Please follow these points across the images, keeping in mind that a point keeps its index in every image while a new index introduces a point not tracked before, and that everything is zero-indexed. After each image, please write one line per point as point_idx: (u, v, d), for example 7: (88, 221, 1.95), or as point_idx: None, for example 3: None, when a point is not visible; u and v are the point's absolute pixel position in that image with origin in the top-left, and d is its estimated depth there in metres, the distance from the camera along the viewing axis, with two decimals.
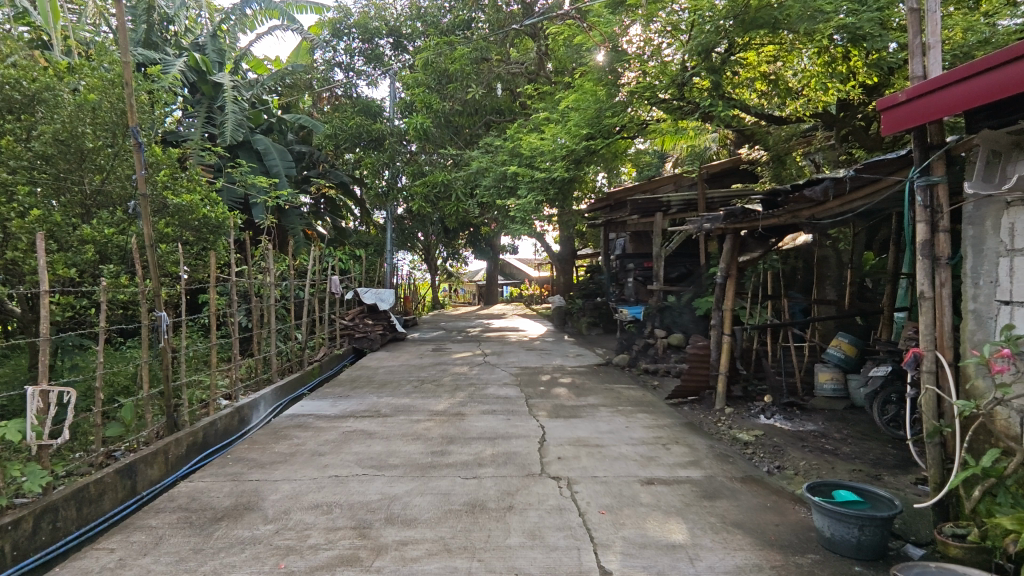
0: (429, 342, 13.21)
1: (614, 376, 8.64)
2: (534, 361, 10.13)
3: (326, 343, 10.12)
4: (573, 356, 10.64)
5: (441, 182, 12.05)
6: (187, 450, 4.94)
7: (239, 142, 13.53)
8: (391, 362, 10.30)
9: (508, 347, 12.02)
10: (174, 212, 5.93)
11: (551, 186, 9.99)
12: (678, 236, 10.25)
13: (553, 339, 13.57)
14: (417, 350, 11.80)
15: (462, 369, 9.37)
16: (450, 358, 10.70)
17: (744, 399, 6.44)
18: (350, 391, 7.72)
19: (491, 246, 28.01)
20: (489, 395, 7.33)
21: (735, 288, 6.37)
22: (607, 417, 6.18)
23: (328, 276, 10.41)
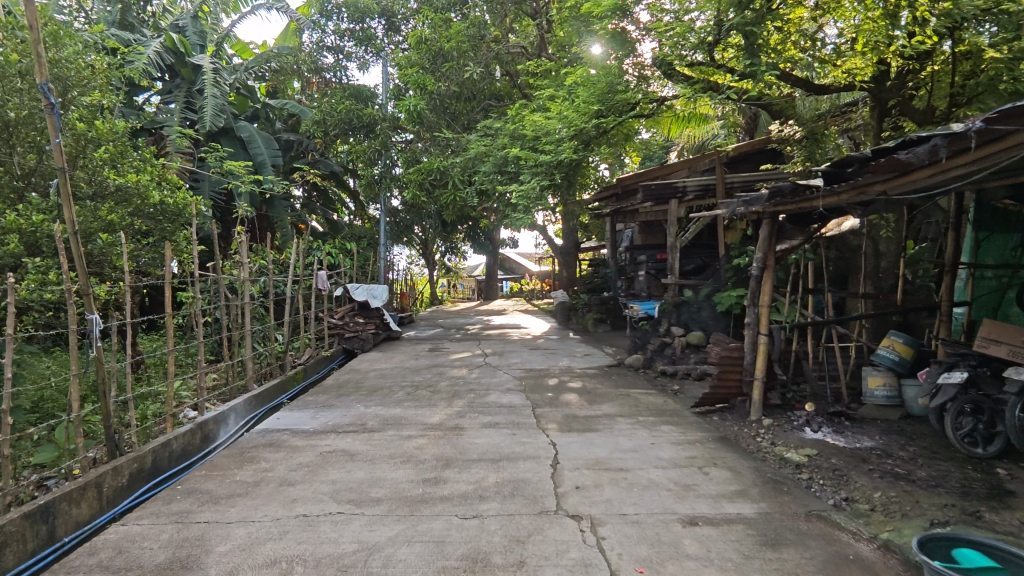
0: (425, 340, 12.40)
1: (628, 380, 7.82)
2: (539, 362, 9.32)
3: (312, 344, 9.30)
4: (581, 356, 9.83)
5: (437, 169, 11.21)
6: (131, 480, 4.13)
7: (220, 129, 12.71)
8: (384, 364, 9.49)
9: (510, 347, 11.20)
10: (117, 198, 5.13)
11: (556, 172, 9.16)
12: (695, 225, 9.44)
13: (557, 336, 12.75)
14: (412, 350, 10.99)
15: (460, 372, 8.57)
16: (448, 359, 9.88)
17: (783, 408, 5.62)
18: (335, 399, 6.90)
19: (490, 240, 27.15)
20: (490, 403, 6.52)
21: (773, 280, 5.54)
22: (627, 431, 5.36)
23: (314, 271, 9.58)
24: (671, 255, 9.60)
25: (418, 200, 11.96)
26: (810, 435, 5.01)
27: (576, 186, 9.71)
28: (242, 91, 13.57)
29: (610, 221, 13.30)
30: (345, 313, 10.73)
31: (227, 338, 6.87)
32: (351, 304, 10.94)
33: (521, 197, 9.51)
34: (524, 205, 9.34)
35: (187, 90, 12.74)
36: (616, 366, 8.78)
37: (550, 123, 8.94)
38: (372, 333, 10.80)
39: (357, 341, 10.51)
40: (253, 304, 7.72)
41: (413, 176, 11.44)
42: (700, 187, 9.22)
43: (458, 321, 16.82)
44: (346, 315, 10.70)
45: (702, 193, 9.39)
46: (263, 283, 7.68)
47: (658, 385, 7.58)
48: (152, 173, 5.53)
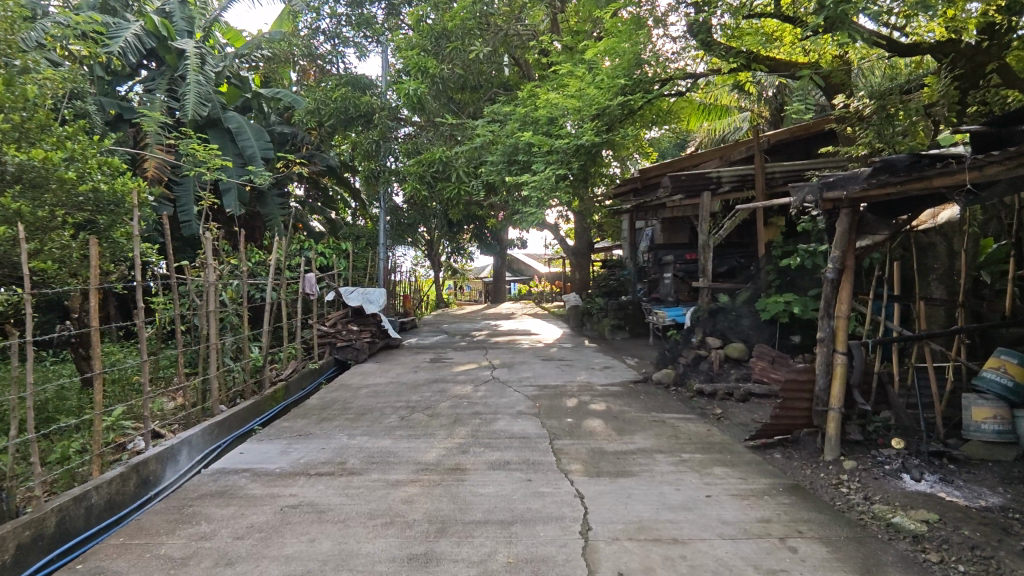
0: (427, 349, 11.35)
1: (659, 400, 6.72)
2: (553, 376, 8.24)
3: (298, 355, 8.27)
4: (601, 370, 8.73)
5: (439, 160, 10.14)
6: (19, 555, 3.08)
7: (205, 118, 11.76)
8: (379, 377, 8.43)
9: (521, 357, 10.11)
10: (29, 181, 4.09)
11: (575, 158, 8.07)
12: (730, 221, 8.38)
13: (572, 345, 11.66)
14: (412, 361, 9.94)
15: (464, 388, 7.50)
16: (450, 371, 8.83)
17: (864, 446, 4.50)
18: (316, 425, 5.83)
19: (498, 239, 26.07)
20: (499, 432, 5.45)
21: (853, 285, 4.44)
22: (672, 476, 4.26)
23: (301, 274, 8.59)
24: (702, 255, 8.54)
25: (419, 195, 10.90)
26: (911, 486, 3.89)
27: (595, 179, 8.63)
28: (233, 80, 12.64)
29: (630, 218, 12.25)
30: (337, 320, 9.69)
31: (196, 353, 5.87)
32: (344, 311, 9.90)
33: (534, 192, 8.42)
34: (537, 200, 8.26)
35: (171, 80, 11.81)
36: (643, 382, 7.68)
37: (568, 105, 7.87)
38: (367, 342, 9.74)
39: (350, 350, 9.46)
40: (224, 311, 6.68)
41: (412, 168, 10.37)
42: (736, 178, 8.21)
43: (464, 327, 15.77)
44: (338, 323, 9.66)
45: (737, 185, 8.37)
46: (241, 284, 6.68)
47: (695, 406, 6.47)
48: (81, 152, 4.48)
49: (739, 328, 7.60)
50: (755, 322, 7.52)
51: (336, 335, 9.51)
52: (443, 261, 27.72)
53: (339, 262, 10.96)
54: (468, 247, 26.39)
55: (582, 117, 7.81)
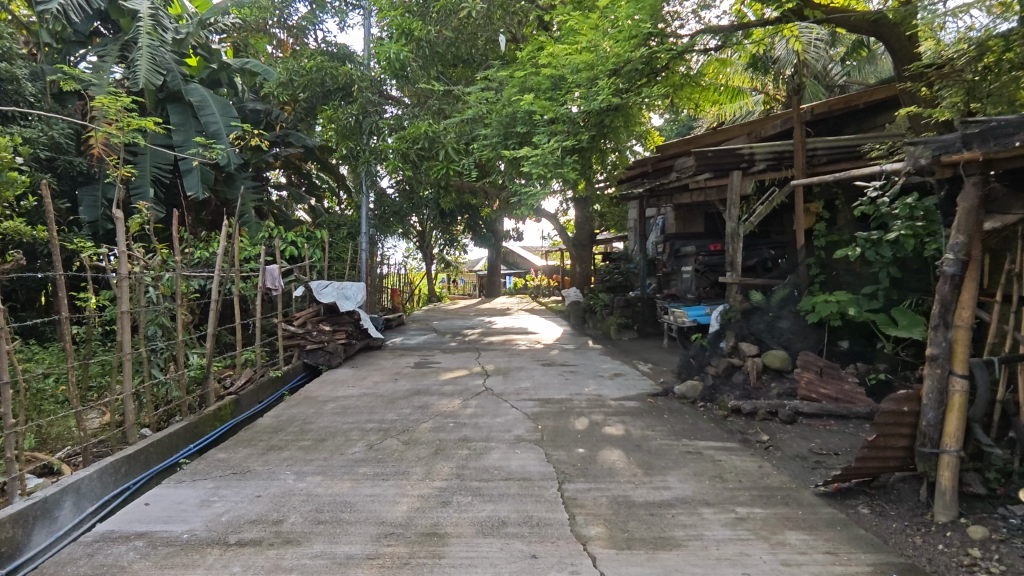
0: (413, 351, 10.12)
1: (688, 421, 5.52)
2: (557, 386, 7.01)
3: (258, 363, 7.02)
4: (610, 379, 7.53)
5: (425, 136, 8.88)
6: None
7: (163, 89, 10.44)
8: (353, 387, 7.21)
9: (517, 361, 8.89)
10: None
11: (582, 127, 7.04)
12: (764, 204, 7.17)
13: (574, 346, 10.45)
14: (394, 366, 8.72)
15: (450, 402, 6.28)
16: (436, 379, 7.62)
17: (985, 500, 3.36)
18: (259, 457, 4.60)
19: (492, 230, 24.78)
20: (492, 470, 4.22)
21: (978, 284, 3.28)
22: (733, 550, 3.05)
23: (263, 267, 7.42)
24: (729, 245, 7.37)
25: (403, 175, 9.62)
26: None
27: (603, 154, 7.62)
28: (199, 50, 11.33)
29: (639, 205, 11.09)
30: (307, 320, 8.45)
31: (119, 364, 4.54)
32: (316, 308, 8.67)
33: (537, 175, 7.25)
34: (543, 181, 7.10)
35: (125, 48, 10.46)
36: (663, 395, 6.49)
37: (578, 63, 6.74)
38: (343, 344, 8.50)
39: (321, 354, 8.20)
40: (150, 310, 5.38)
41: (395, 144, 9.10)
42: (772, 154, 7.01)
43: (455, 324, 14.55)
44: (309, 322, 8.41)
45: (772, 163, 7.18)
46: (179, 280, 5.39)
47: (733, 430, 5.28)
48: None
49: (778, 332, 6.41)
50: (798, 325, 6.32)
51: (306, 336, 8.27)
52: (436, 254, 26.49)
53: (313, 252, 9.71)
54: (461, 238, 25.11)
55: (593, 78, 6.72)
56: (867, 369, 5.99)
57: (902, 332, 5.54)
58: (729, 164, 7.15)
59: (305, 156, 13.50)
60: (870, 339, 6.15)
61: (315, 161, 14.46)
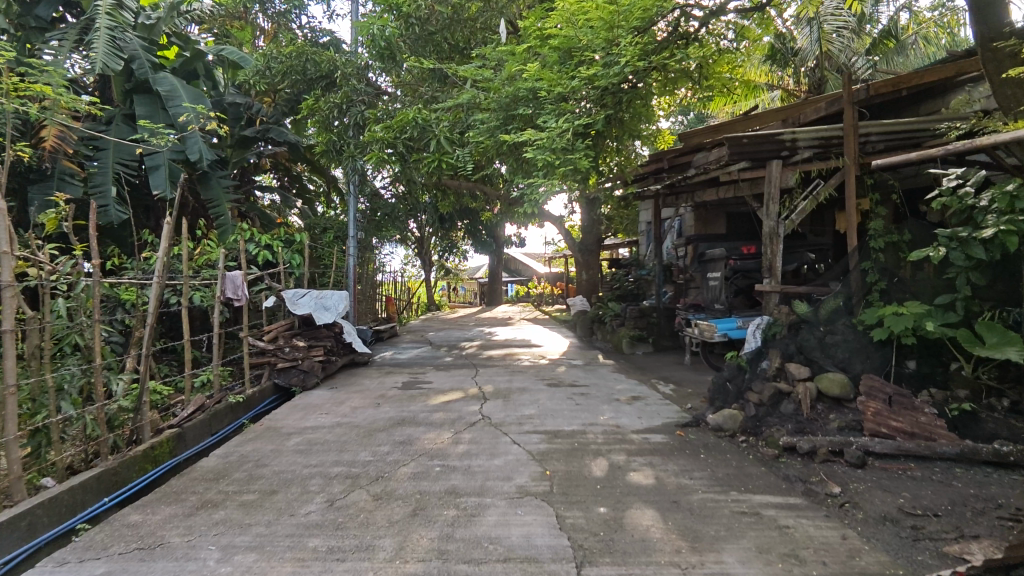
0: (403, 367, 9.06)
1: (733, 465, 4.44)
2: (566, 414, 5.94)
3: (215, 390, 5.99)
4: (628, 404, 6.46)
5: (415, 124, 7.91)
6: None
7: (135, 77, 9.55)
8: (327, 414, 6.16)
9: (520, 381, 7.83)
10: None
11: (606, 96, 6.56)
12: (808, 200, 6.11)
13: (583, 362, 9.38)
14: (379, 386, 7.67)
15: (438, 435, 5.23)
16: (425, 403, 6.57)
17: None
18: (182, 520, 3.53)
19: (493, 235, 23.78)
20: (485, 545, 3.15)
21: None
22: None
23: (224, 274, 6.36)
24: (767, 247, 6.32)
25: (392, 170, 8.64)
26: None
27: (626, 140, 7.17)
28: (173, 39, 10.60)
29: (654, 205, 10.08)
30: (280, 334, 7.42)
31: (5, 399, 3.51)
32: (291, 320, 7.64)
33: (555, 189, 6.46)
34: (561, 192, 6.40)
35: (83, 33, 9.52)
36: (695, 427, 5.41)
37: (594, 23, 6.21)
38: (321, 362, 7.48)
39: (295, 374, 7.18)
40: (61, 327, 4.33)
41: (379, 133, 8.04)
42: (817, 140, 5.95)
43: (453, 335, 13.51)
44: (281, 337, 7.39)
45: (818, 151, 6.12)
46: (96, 289, 4.36)
47: (790, 476, 4.21)
48: None
49: (832, 350, 5.33)
50: (857, 342, 5.25)
51: (277, 353, 7.24)
52: (435, 260, 25.46)
53: (291, 256, 8.74)
54: (461, 244, 24.10)
55: (612, 39, 6.25)
56: (945, 398, 4.90)
57: (995, 351, 4.47)
58: (766, 152, 6.15)
59: (291, 156, 12.48)
60: (944, 359, 5.06)
61: (302, 161, 13.50)
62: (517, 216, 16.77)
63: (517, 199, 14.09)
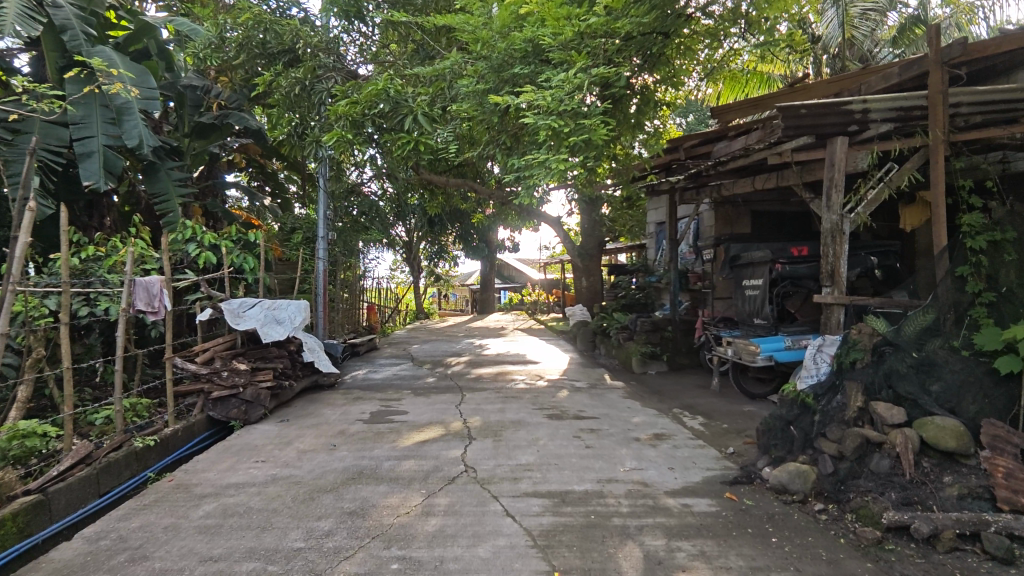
0: (375, 391, 7.67)
1: (825, 560, 3.07)
2: (576, 464, 4.56)
3: (122, 433, 4.66)
4: (652, 447, 5.10)
5: (386, 96, 6.56)
6: None
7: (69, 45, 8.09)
8: (264, 461, 4.76)
9: (514, 411, 6.45)
10: None
11: (629, 46, 5.72)
12: (882, 188, 4.80)
13: (588, 384, 8.01)
14: (342, 417, 6.27)
15: (403, 501, 3.84)
16: (393, 445, 5.18)
17: None
18: None
19: (485, 240, 22.40)
20: None
21: None
22: None
23: (132, 280, 4.89)
24: (828, 248, 5.01)
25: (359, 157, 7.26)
26: None
27: (645, 118, 6.24)
28: (121, 12, 9.31)
29: (669, 202, 8.79)
30: (217, 355, 5.98)
31: None
32: (233, 337, 6.24)
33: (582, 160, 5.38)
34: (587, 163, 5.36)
35: None
36: (749, 488, 4.05)
37: None
38: (269, 389, 6.06)
39: (235, 405, 5.78)
40: None
41: (342, 108, 6.57)
42: (896, 110, 4.64)
43: (439, 349, 12.09)
44: (219, 359, 5.95)
45: (895, 125, 4.80)
46: None
47: None
48: None
49: (930, 384, 4.00)
50: (966, 375, 3.91)
51: (212, 379, 5.82)
52: (424, 265, 24.00)
53: (243, 259, 7.36)
54: (452, 249, 22.66)
55: None
56: None
57: None
58: (828, 127, 4.85)
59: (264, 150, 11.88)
60: None
61: (273, 155, 12.19)
62: (509, 218, 15.43)
63: (509, 198, 12.74)
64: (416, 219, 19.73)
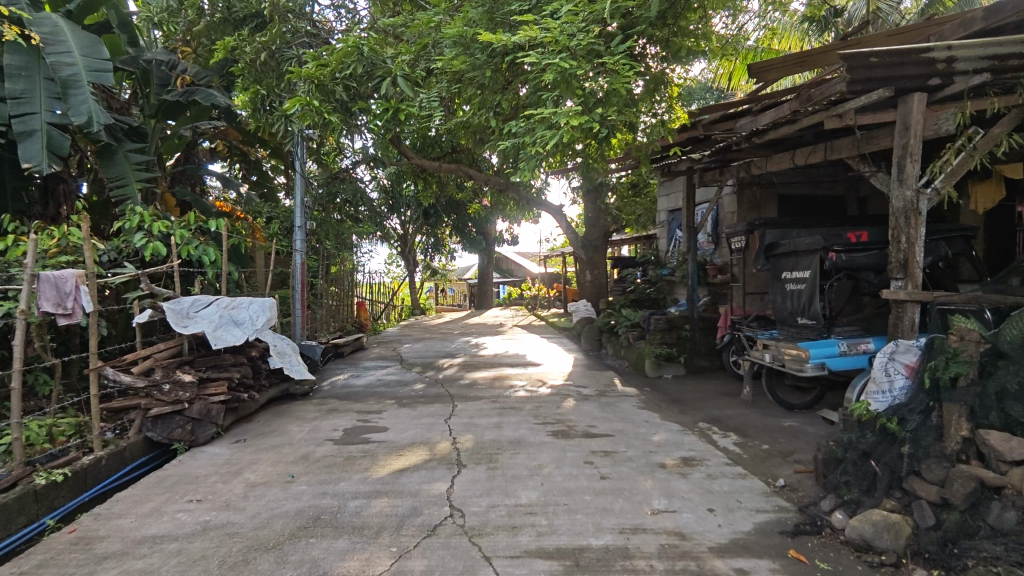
0: (353, 400, 6.70)
1: None
2: (592, 505, 3.62)
3: (24, 469, 3.75)
4: (683, 477, 4.15)
5: (359, 55, 5.54)
6: None
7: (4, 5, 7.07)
8: (200, 500, 3.81)
9: (512, 426, 5.50)
10: None
11: None
12: (970, 156, 3.82)
13: (597, 391, 7.07)
14: (309, 436, 5.32)
15: (364, 566, 2.90)
16: (364, 476, 4.24)
17: None
18: None
19: (484, 231, 21.35)
20: None
21: None
22: None
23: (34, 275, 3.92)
24: (900, 233, 4.03)
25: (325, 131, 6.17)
26: None
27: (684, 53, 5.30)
28: None
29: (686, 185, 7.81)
30: (158, 364, 4.99)
31: None
32: (180, 343, 5.26)
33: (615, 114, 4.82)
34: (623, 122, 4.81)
35: None
36: (819, 542, 3.11)
37: None
38: (222, 405, 5.11)
39: (178, 424, 4.84)
40: None
41: (307, 68, 5.50)
42: (992, 56, 3.65)
43: (431, 348, 11.13)
44: (160, 370, 4.95)
45: (990, 76, 3.80)
46: None
47: None
48: None
49: None
50: None
51: (152, 393, 4.87)
52: (419, 259, 22.96)
53: (201, 252, 6.32)
54: (448, 241, 21.61)
55: None
56: None
57: None
58: (898, 83, 3.86)
59: (242, 136, 10.88)
60: None
61: (255, 142, 11.13)
62: (507, 208, 14.42)
63: (507, 185, 11.71)
64: (410, 210, 18.73)
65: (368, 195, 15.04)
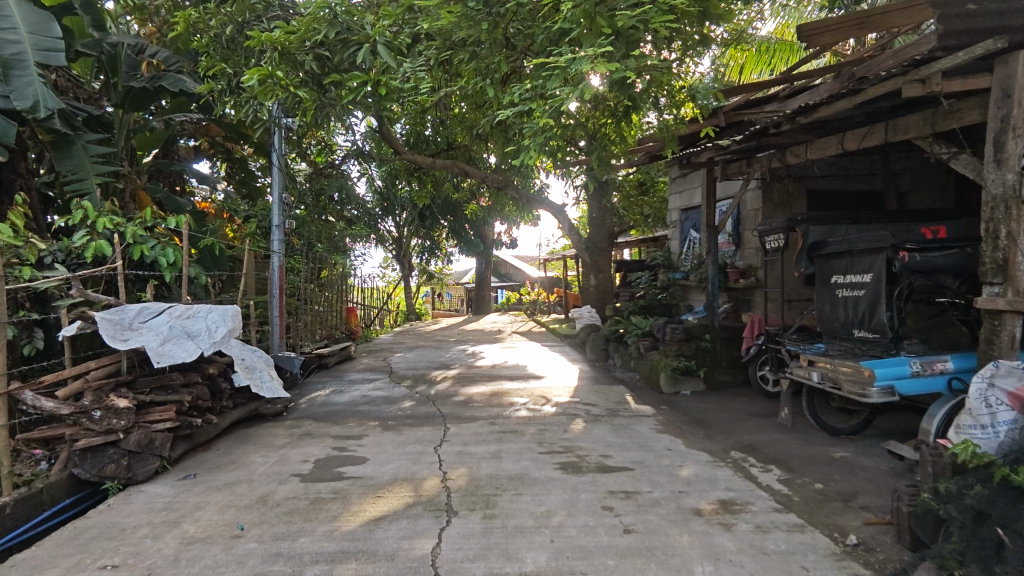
0: (332, 421, 5.88)
1: None
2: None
3: None
4: (726, 530, 3.34)
5: (333, 18, 4.72)
6: None
7: None
8: (116, 566, 2.98)
9: (513, 456, 4.68)
10: None
11: None
12: None
13: (607, 409, 6.25)
14: (274, 469, 4.50)
15: None
16: (331, 529, 3.41)
17: None
18: None
19: (482, 233, 20.57)
20: None
21: None
22: None
23: None
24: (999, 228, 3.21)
25: (296, 110, 5.36)
26: None
27: (713, 14, 4.67)
28: None
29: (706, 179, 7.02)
30: (88, 387, 4.18)
31: None
32: (119, 360, 4.45)
33: (654, 69, 4.28)
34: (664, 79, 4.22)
35: None
36: None
37: None
38: (167, 433, 4.31)
39: (111, 459, 4.03)
40: None
41: (272, 34, 4.70)
42: None
43: (424, 358, 10.31)
44: (91, 393, 4.14)
45: None
46: None
47: None
48: None
49: None
50: None
51: (79, 422, 4.06)
52: (415, 262, 22.15)
53: (159, 253, 5.54)
54: (445, 244, 20.81)
55: None
56: None
57: None
58: (1001, 34, 3.04)
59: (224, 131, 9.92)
60: None
61: (238, 137, 10.09)
62: (506, 209, 13.63)
63: (506, 182, 10.93)
64: (405, 212, 17.91)
65: (360, 195, 14.22)
